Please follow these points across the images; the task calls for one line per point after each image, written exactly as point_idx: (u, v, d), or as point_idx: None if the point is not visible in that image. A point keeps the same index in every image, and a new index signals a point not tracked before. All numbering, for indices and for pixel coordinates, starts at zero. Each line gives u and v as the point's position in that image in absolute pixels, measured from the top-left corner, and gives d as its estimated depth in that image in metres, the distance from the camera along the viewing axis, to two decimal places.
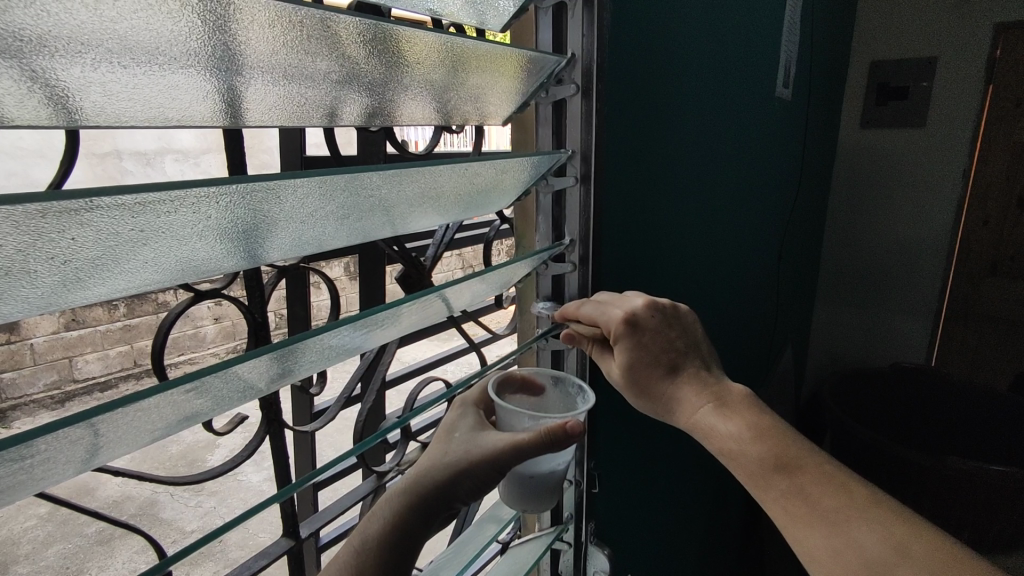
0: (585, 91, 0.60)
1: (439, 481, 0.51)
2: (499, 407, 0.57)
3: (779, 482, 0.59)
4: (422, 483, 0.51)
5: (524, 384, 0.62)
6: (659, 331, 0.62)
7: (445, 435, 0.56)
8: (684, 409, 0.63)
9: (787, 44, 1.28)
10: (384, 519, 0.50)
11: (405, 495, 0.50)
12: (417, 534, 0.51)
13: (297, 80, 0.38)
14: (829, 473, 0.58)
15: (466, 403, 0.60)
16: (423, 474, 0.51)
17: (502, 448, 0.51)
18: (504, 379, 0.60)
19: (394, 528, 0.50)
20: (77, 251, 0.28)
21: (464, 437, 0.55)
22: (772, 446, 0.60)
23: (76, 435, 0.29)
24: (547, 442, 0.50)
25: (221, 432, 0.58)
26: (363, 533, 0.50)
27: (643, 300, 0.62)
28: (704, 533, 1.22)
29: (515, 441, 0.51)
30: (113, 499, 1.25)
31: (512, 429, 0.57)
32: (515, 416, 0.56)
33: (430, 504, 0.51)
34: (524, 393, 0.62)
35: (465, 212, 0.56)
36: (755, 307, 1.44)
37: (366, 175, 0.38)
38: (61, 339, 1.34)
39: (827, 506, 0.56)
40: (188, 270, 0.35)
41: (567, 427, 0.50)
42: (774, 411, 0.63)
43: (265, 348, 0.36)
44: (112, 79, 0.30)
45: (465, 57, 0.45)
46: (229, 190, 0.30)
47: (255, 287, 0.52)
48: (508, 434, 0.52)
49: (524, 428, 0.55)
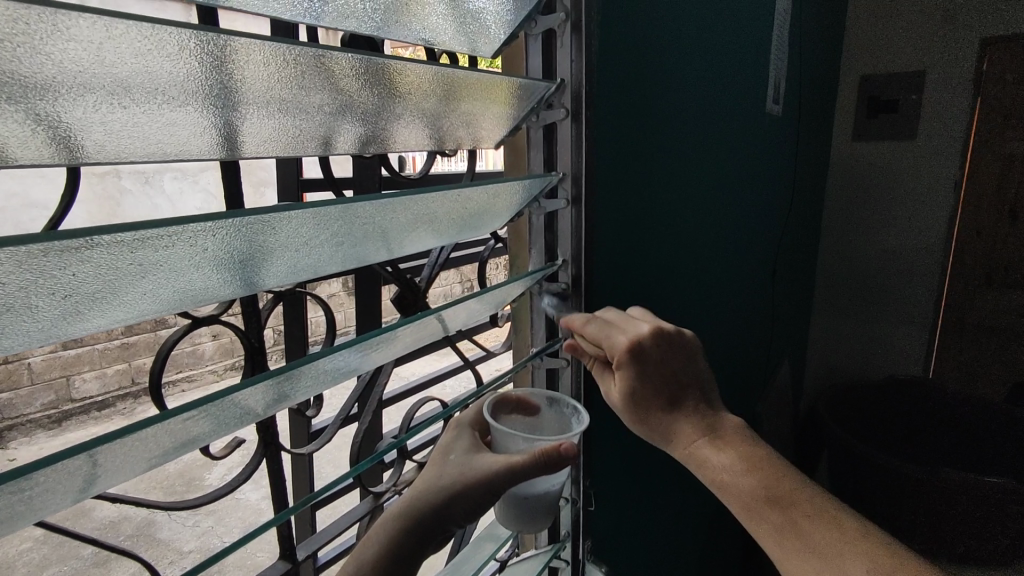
0: (575, 115, 0.61)
1: (435, 504, 0.51)
2: (494, 429, 0.57)
3: (771, 516, 0.60)
4: (417, 505, 0.51)
5: (518, 404, 0.63)
6: (663, 360, 0.61)
7: (441, 456, 0.56)
8: (681, 440, 0.62)
9: (776, 61, 1.31)
10: (379, 544, 0.50)
11: (399, 521, 0.50)
12: (413, 557, 0.51)
13: (294, 113, 0.39)
14: (820, 505, 0.60)
15: (462, 424, 0.60)
16: (417, 497, 0.52)
17: (497, 471, 0.52)
18: (499, 401, 0.61)
19: (389, 553, 0.50)
20: (77, 285, 0.28)
21: (458, 460, 0.55)
22: (764, 477, 0.61)
23: (74, 465, 0.30)
24: (542, 463, 0.51)
25: (218, 455, 0.57)
26: (358, 559, 0.50)
27: (652, 327, 0.60)
28: (702, 548, 1.22)
29: (509, 464, 0.52)
30: (110, 521, 1.26)
31: (507, 450, 0.57)
32: (510, 437, 0.56)
33: (423, 529, 0.51)
34: (519, 414, 0.63)
35: (459, 234, 0.57)
36: (751, 319, 1.45)
37: (360, 204, 0.39)
38: (59, 359, 1.42)
39: (817, 538, 0.58)
40: (186, 299, 0.36)
41: (560, 448, 0.51)
42: (763, 440, 0.64)
43: (262, 375, 0.36)
44: (113, 119, 0.31)
45: (456, 86, 0.46)
46: (226, 223, 0.31)
47: (251, 311, 0.52)
48: (504, 456, 0.53)
49: (519, 450, 0.56)
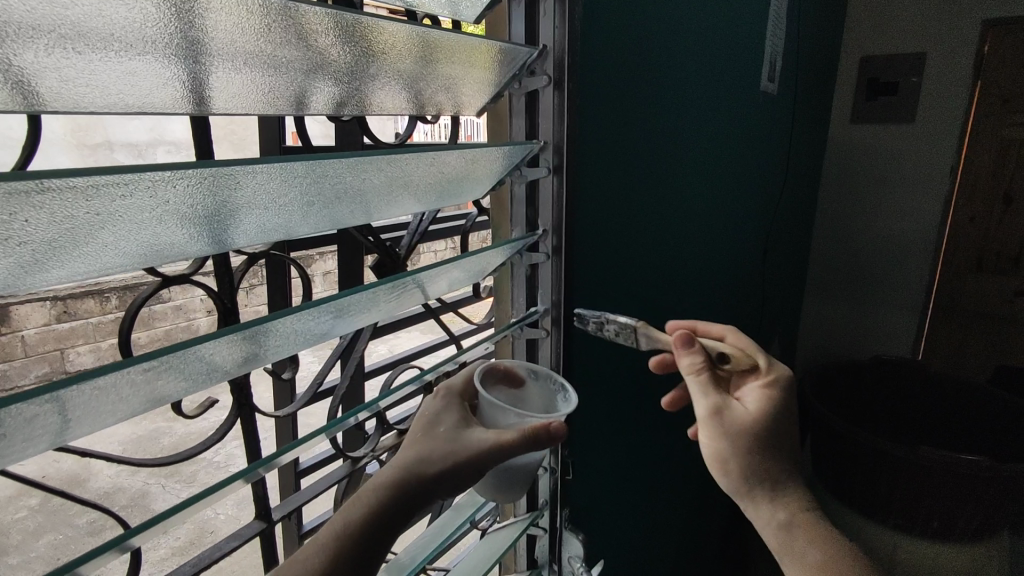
0: (557, 83, 0.60)
1: (425, 472, 0.51)
2: (486, 401, 0.57)
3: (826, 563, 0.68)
4: (406, 473, 0.51)
5: (505, 375, 0.63)
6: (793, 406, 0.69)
7: (430, 424, 0.56)
8: (776, 477, 0.68)
9: (772, 38, 1.29)
10: (367, 506, 0.50)
11: (390, 488, 0.50)
12: (398, 524, 0.51)
13: (262, 67, 0.39)
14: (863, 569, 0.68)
15: (452, 392, 0.60)
16: (407, 464, 0.52)
17: (490, 448, 0.52)
18: (488, 370, 0.62)
19: (375, 516, 0.50)
20: (29, 232, 0.28)
21: (448, 431, 0.55)
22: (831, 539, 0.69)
23: (35, 411, 0.30)
24: (532, 441, 0.52)
25: (189, 414, 0.56)
26: (343, 521, 0.49)
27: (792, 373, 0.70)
28: (682, 523, 1.26)
29: (502, 441, 0.52)
30: (106, 491, 1.29)
31: (494, 423, 0.58)
32: (500, 411, 0.57)
33: (413, 496, 0.51)
34: (506, 385, 0.63)
35: (439, 201, 0.57)
36: (741, 299, 1.46)
37: (329, 162, 0.38)
38: (53, 332, 1.43)
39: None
40: (152, 253, 0.36)
41: (551, 427, 0.52)
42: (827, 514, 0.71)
43: (230, 328, 0.36)
44: (67, 65, 0.30)
45: (434, 46, 0.45)
46: (189, 173, 0.31)
47: (225, 271, 0.51)
48: (495, 432, 0.53)
49: (507, 424, 0.57)
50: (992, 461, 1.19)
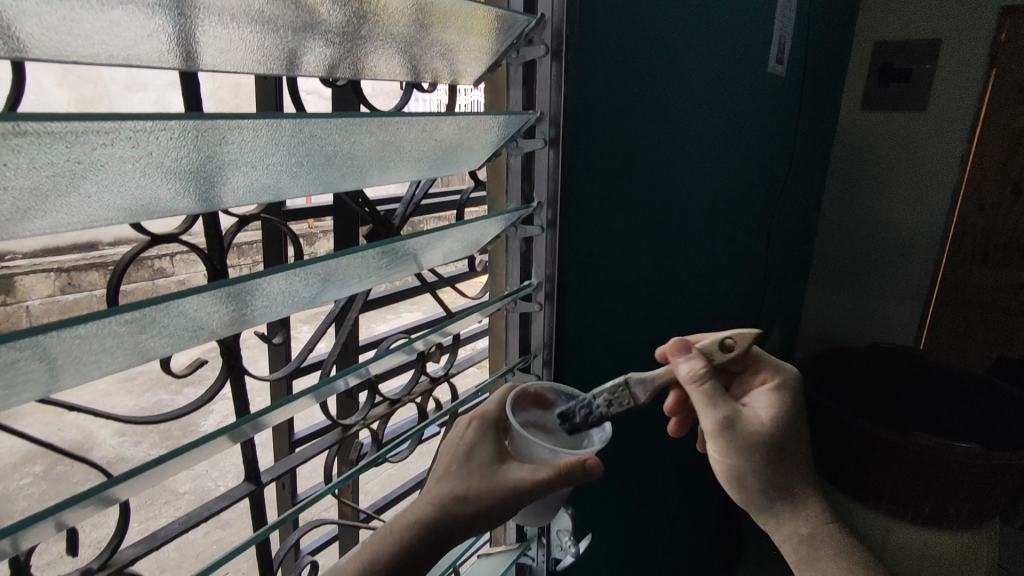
0: (555, 53, 0.60)
1: (456, 509, 0.52)
2: (519, 433, 0.57)
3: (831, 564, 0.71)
4: (437, 510, 0.52)
5: (534, 398, 0.63)
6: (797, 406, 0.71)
7: (462, 454, 0.56)
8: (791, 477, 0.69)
9: (783, 18, 1.26)
10: (395, 540, 0.51)
11: (422, 527, 0.52)
12: (425, 555, 0.53)
13: (251, 22, 0.38)
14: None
15: (485, 421, 0.59)
16: (439, 501, 0.53)
17: (523, 490, 0.53)
18: (518, 396, 0.61)
19: (404, 551, 0.51)
20: (9, 178, 0.28)
21: (481, 466, 0.55)
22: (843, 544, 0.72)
23: (17, 356, 0.30)
24: (566, 481, 0.54)
25: (179, 374, 0.56)
26: (372, 553, 0.51)
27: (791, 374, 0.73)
28: (673, 505, 1.28)
29: (534, 482, 0.54)
30: (109, 459, 1.32)
31: (528, 455, 0.58)
32: (534, 446, 0.57)
33: (444, 531, 0.52)
34: (534, 406, 0.63)
35: (434, 169, 0.56)
36: (742, 283, 1.46)
37: (317, 121, 0.38)
38: (58, 304, 1.41)
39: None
40: (139, 209, 0.36)
41: (587, 466, 0.54)
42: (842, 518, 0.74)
43: (212, 284, 0.36)
44: (48, 10, 0.30)
45: (428, 10, 0.45)
46: (171, 124, 0.31)
47: (216, 234, 0.51)
48: (528, 472, 0.55)
49: (542, 457, 0.57)
50: (984, 449, 1.20)
